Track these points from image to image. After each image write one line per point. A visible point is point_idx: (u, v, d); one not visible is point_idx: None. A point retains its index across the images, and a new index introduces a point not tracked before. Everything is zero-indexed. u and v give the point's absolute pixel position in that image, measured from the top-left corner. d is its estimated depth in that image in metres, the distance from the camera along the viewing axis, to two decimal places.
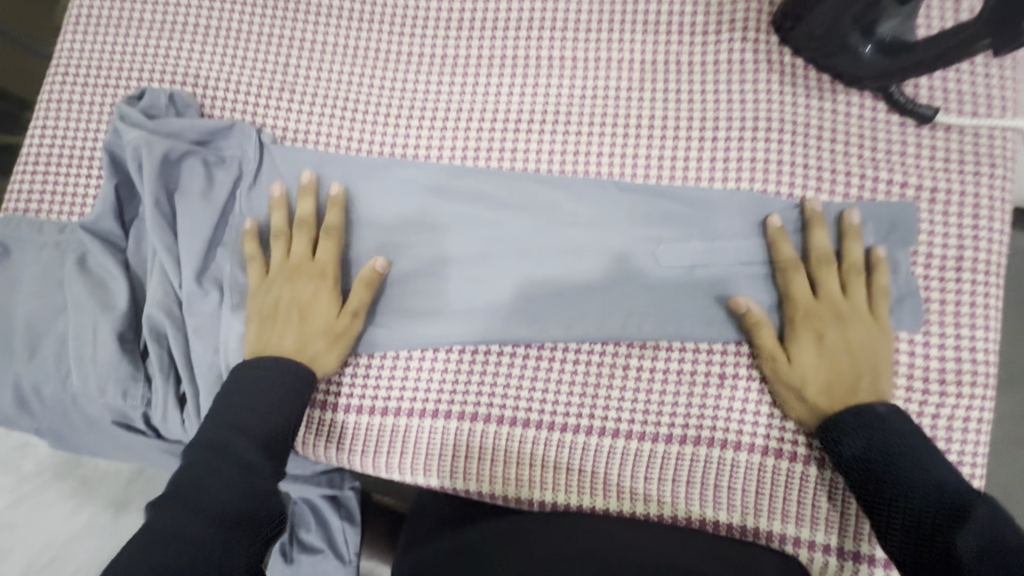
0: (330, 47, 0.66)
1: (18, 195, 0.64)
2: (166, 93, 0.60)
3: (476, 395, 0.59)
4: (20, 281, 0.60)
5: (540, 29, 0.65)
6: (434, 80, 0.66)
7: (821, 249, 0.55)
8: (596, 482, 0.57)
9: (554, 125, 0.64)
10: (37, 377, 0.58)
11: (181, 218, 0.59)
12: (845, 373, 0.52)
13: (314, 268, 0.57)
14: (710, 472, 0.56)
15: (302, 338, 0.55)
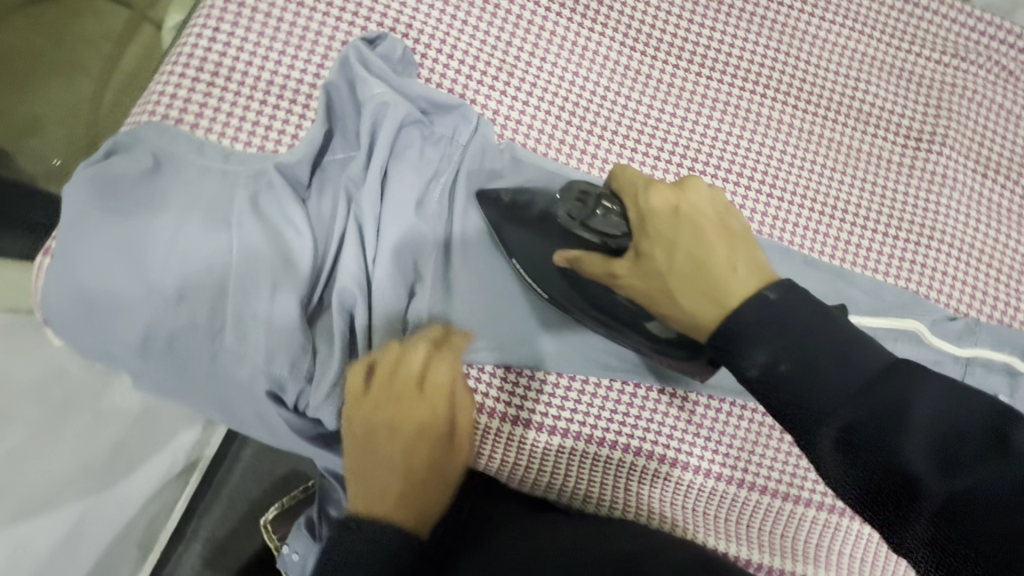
0: (556, 44, 0.64)
1: (177, 102, 0.55)
2: (404, 48, 0.58)
3: (643, 430, 0.59)
4: (166, 201, 0.50)
5: (761, 83, 0.67)
6: (654, 105, 0.65)
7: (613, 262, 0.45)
8: (733, 529, 0.61)
9: (756, 180, 0.65)
10: (177, 325, 0.49)
11: (387, 185, 0.56)
12: (702, 275, 0.40)
13: (423, 403, 0.42)
14: (828, 534, 0.62)
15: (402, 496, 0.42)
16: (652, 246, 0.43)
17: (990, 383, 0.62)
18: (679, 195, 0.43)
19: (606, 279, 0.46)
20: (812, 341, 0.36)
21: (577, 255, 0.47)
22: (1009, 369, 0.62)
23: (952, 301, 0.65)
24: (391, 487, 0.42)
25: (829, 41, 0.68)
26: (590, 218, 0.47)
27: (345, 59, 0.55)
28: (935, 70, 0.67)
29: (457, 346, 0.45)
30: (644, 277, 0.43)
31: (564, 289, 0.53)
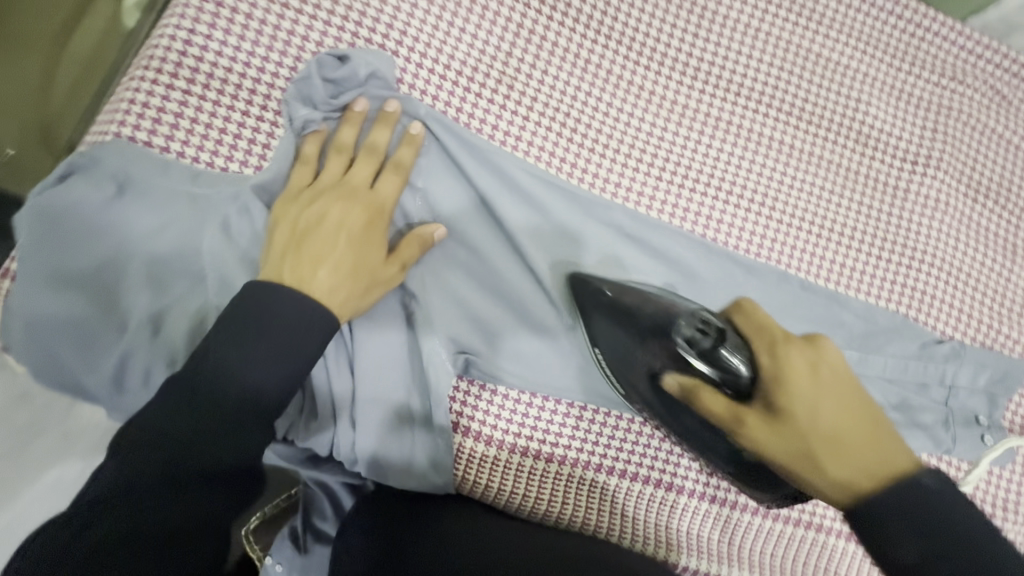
0: (557, 54, 0.61)
1: (153, 112, 0.52)
2: (371, 58, 0.55)
3: (640, 455, 0.58)
4: (135, 232, 0.50)
5: (765, 104, 0.64)
6: (658, 120, 0.62)
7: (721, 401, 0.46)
8: (735, 552, 0.60)
9: (757, 205, 0.63)
10: (153, 355, 0.50)
11: None
12: (854, 438, 0.41)
13: (362, 204, 0.51)
14: (832, 558, 0.61)
15: (327, 275, 0.48)
16: (790, 404, 0.43)
17: (971, 406, 0.65)
18: (812, 354, 0.45)
19: (726, 422, 0.46)
20: (911, 506, 0.37)
21: (693, 385, 0.47)
22: (990, 391, 0.66)
23: (939, 324, 0.66)
24: (329, 290, 0.47)
25: (834, 61, 0.65)
26: (689, 337, 0.50)
27: (301, 88, 0.54)
28: (934, 93, 0.66)
29: (386, 134, 0.54)
30: (793, 431, 0.43)
31: (638, 385, 0.54)
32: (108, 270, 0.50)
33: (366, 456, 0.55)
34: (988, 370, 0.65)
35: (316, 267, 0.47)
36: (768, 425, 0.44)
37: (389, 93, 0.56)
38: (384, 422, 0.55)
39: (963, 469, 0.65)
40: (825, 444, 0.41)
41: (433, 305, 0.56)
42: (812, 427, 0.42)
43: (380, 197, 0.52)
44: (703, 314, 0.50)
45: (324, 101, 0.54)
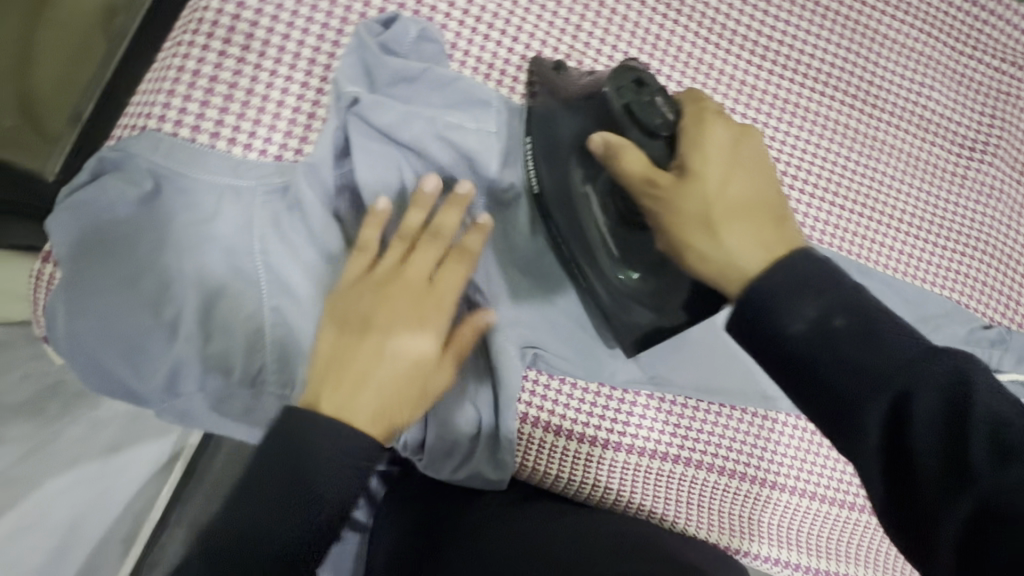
0: (627, 29, 0.58)
1: (205, 82, 0.46)
2: (421, 27, 0.49)
3: (705, 443, 0.58)
4: (179, 232, 0.44)
5: (829, 87, 0.63)
6: (726, 102, 0.60)
7: (643, 173, 0.41)
8: (791, 534, 0.61)
9: (821, 191, 0.62)
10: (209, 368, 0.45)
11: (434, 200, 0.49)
12: (760, 202, 0.39)
13: (423, 304, 0.41)
14: (881, 539, 0.62)
15: (386, 399, 0.38)
16: (707, 174, 0.39)
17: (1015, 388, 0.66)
18: (738, 139, 0.42)
19: (647, 196, 0.41)
20: (806, 274, 0.34)
21: (617, 142, 0.42)
22: None
23: (987, 310, 0.67)
24: (375, 414, 0.37)
25: (898, 42, 0.64)
26: (637, 105, 0.43)
27: (353, 56, 0.47)
28: (992, 78, 0.66)
29: (453, 220, 0.44)
30: (699, 197, 0.39)
31: (557, 220, 0.49)
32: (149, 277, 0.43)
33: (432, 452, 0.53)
34: None
35: (369, 390, 0.37)
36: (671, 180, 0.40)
37: (443, 61, 0.51)
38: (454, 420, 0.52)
39: None
40: (726, 206, 0.38)
41: (501, 296, 0.52)
42: (711, 190, 0.39)
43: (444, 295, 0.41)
44: (641, 74, 0.44)
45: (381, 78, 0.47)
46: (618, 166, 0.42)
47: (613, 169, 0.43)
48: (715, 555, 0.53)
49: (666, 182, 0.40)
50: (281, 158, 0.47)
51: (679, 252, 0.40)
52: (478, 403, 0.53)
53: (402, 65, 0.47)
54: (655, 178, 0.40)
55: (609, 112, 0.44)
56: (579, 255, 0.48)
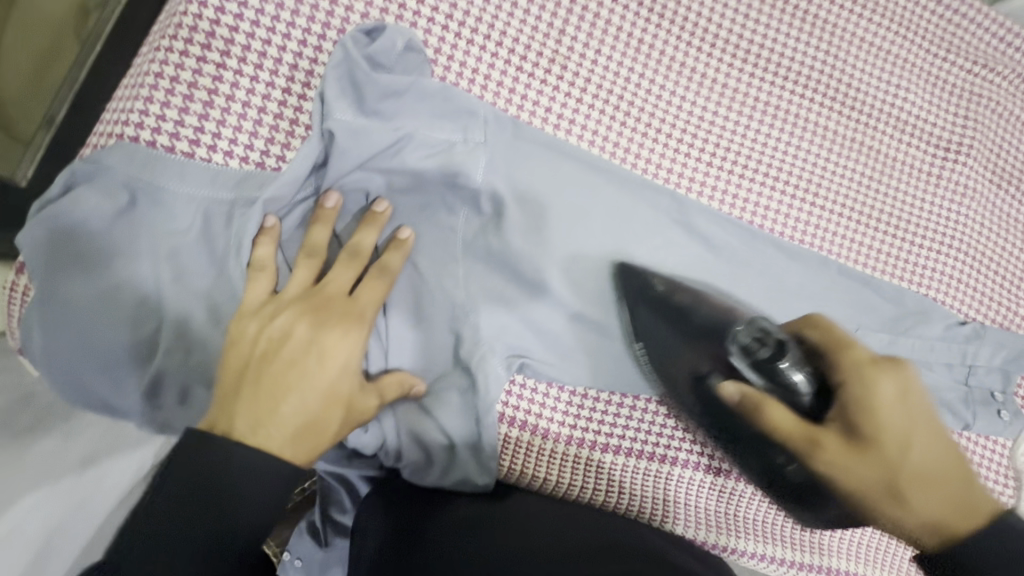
0: (610, 33, 0.58)
1: (186, 88, 0.45)
2: (410, 38, 0.46)
3: (692, 443, 0.58)
4: (156, 244, 0.43)
5: (809, 89, 0.64)
6: (707, 105, 0.61)
7: (782, 425, 0.45)
8: (774, 530, 0.62)
9: (802, 191, 0.63)
10: (188, 384, 0.43)
11: (416, 217, 0.49)
12: (948, 464, 0.44)
13: (338, 322, 0.41)
14: (863, 532, 0.63)
15: (308, 415, 0.38)
16: (881, 437, 0.44)
17: (987, 382, 0.67)
18: (898, 390, 0.45)
19: (791, 442, 0.46)
20: (1001, 544, 0.38)
21: (755, 394, 0.47)
22: (1006, 368, 0.68)
23: (962, 307, 0.69)
24: (301, 435, 0.37)
25: (874, 45, 0.65)
26: (763, 353, 0.48)
27: (337, 74, 0.44)
28: (963, 81, 0.68)
29: (370, 237, 0.45)
30: (873, 462, 0.44)
31: (691, 397, 0.53)
32: (126, 290, 0.42)
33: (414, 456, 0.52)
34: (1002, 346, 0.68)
35: (287, 409, 0.37)
36: (829, 435, 0.45)
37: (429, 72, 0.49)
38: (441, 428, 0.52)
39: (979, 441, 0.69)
40: (909, 477, 0.43)
41: (478, 293, 0.51)
42: (880, 440, 0.44)
43: (361, 310, 0.42)
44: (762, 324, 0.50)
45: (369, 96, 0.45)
46: (760, 416, 0.46)
47: (749, 417, 0.48)
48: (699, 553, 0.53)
49: (829, 437, 0.45)
50: (263, 165, 0.46)
51: (844, 495, 0.45)
52: (447, 398, 0.52)
53: (390, 82, 0.45)
54: (797, 431, 0.45)
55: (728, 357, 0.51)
56: (675, 403, 0.54)
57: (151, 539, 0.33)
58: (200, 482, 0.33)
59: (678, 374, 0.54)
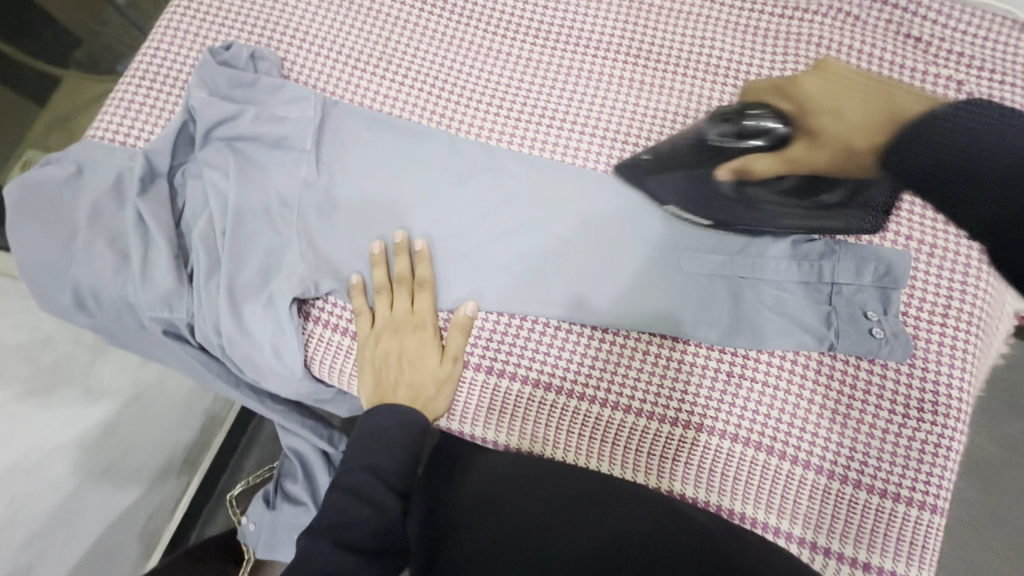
0: (429, 32, 0.74)
1: (117, 101, 0.69)
2: (252, 50, 0.67)
3: (508, 356, 0.63)
4: (87, 196, 0.64)
5: (612, 52, 0.73)
6: (515, 76, 0.72)
7: (788, 155, 0.52)
8: (634, 458, 0.61)
9: (615, 133, 0.70)
10: (96, 284, 0.62)
11: (257, 171, 0.65)
12: (882, 86, 0.48)
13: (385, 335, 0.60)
14: (732, 463, 0.59)
15: (413, 384, 0.58)
16: (822, 114, 0.49)
17: (859, 301, 0.62)
18: (824, 75, 0.54)
19: (791, 169, 0.52)
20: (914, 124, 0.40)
21: (739, 164, 0.56)
22: (881, 287, 0.61)
23: None
24: (412, 396, 0.57)
25: (675, 9, 0.74)
26: (729, 130, 0.58)
27: (199, 70, 0.65)
28: (779, 23, 0.73)
29: (355, 286, 0.62)
30: (835, 122, 0.47)
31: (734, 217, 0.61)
32: (65, 224, 0.63)
33: (243, 362, 0.62)
34: (871, 263, 0.62)
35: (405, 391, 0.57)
36: (766, 160, 0.54)
37: (273, 71, 0.68)
38: (267, 337, 0.61)
39: (858, 365, 0.61)
40: (843, 113, 0.47)
41: (311, 221, 0.64)
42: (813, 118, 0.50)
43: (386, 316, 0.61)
44: (724, 114, 0.60)
45: (218, 85, 0.65)
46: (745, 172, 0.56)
47: (754, 184, 0.56)
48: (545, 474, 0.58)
49: (830, 125, 0.48)
50: None
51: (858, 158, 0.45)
52: (275, 305, 0.61)
53: (235, 75, 0.65)
54: (796, 159, 0.52)
55: (711, 146, 0.60)
56: (729, 213, 0.61)
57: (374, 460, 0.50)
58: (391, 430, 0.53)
59: (738, 218, 0.61)
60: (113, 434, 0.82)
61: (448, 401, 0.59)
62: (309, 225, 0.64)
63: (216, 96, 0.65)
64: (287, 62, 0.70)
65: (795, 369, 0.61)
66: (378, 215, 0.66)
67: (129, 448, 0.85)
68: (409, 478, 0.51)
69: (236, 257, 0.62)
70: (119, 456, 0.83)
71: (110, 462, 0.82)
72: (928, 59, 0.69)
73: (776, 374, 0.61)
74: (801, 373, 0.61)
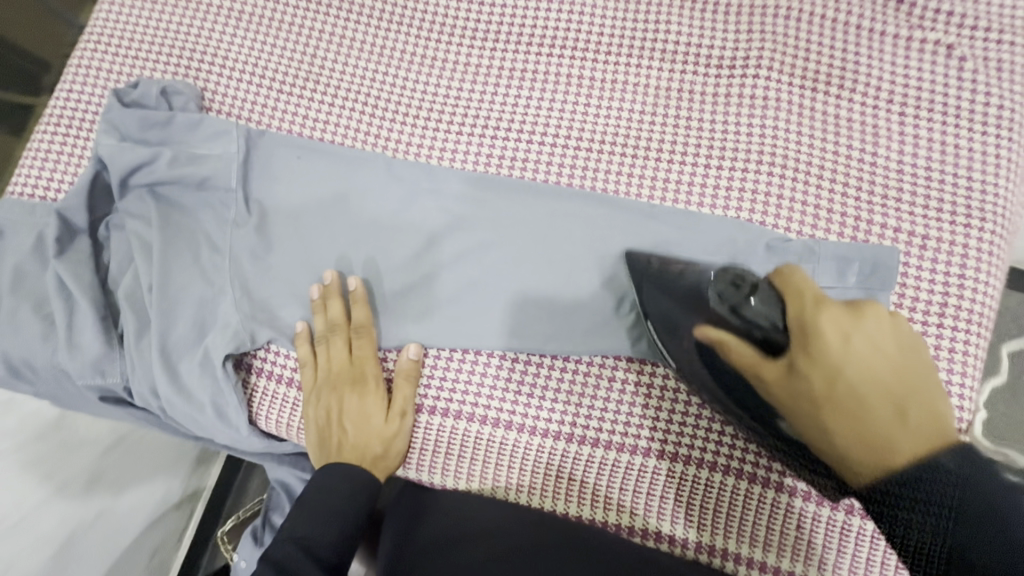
0: (358, 44, 0.68)
1: (32, 152, 0.65)
2: (161, 85, 0.62)
3: (462, 394, 0.59)
4: (6, 260, 0.60)
5: (559, 46, 0.67)
6: (455, 83, 0.66)
7: (747, 360, 0.47)
8: (607, 498, 0.56)
9: (565, 138, 0.64)
10: (24, 355, 0.58)
11: (182, 216, 0.61)
12: (903, 360, 0.42)
13: (331, 390, 0.57)
14: (710, 494, 0.55)
15: (359, 445, 0.55)
16: (807, 347, 0.44)
17: None
18: (853, 312, 0.44)
19: (752, 376, 0.47)
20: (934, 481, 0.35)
21: (722, 338, 0.48)
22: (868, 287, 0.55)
23: (795, 223, 0.59)
24: (358, 457, 0.55)
25: None
26: (743, 308, 0.48)
27: (109, 116, 0.61)
28: None
29: (302, 333, 0.59)
30: (805, 375, 0.43)
31: (695, 369, 0.52)
32: None
33: (184, 422, 0.59)
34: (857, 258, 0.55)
35: (352, 453, 0.55)
36: (748, 351, 0.47)
37: (191, 106, 0.63)
38: (206, 395, 0.57)
39: None
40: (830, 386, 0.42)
41: (244, 264, 0.60)
42: (810, 330, 0.44)
43: (334, 367, 0.57)
44: (735, 274, 0.50)
45: (129, 129, 0.61)
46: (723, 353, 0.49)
47: (719, 362, 0.50)
48: (508, 521, 0.54)
49: (770, 362, 0.45)
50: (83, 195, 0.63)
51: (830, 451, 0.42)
52: (211, 361, 0.58)
53: (146, 115, 0.61)
54: (756, 371, 0.46)
55: (707, 306, 0.51)
56: (684, 362, 0.53)
57: (312, 523, 0.50)
58: (334, 495, 0.52)
59: (695, 363, 0.52)
60: (97, 481, 0.76)
61: (400, 457, 0.57)
62: (241, 271, 0.60)
63: (128, 141, 0.61)
64: (208, 93, 0.66)
65: None
66: (315, 253, 0.61)
67: (122, 491, 0.79)
68: (346, 547, 0.51)
69: (165, 312, 0.58)
70: (110, 500, 0.77)
71: (101, 508, 0.76)
72: (913, 22, 0.61)
73: None
74: None
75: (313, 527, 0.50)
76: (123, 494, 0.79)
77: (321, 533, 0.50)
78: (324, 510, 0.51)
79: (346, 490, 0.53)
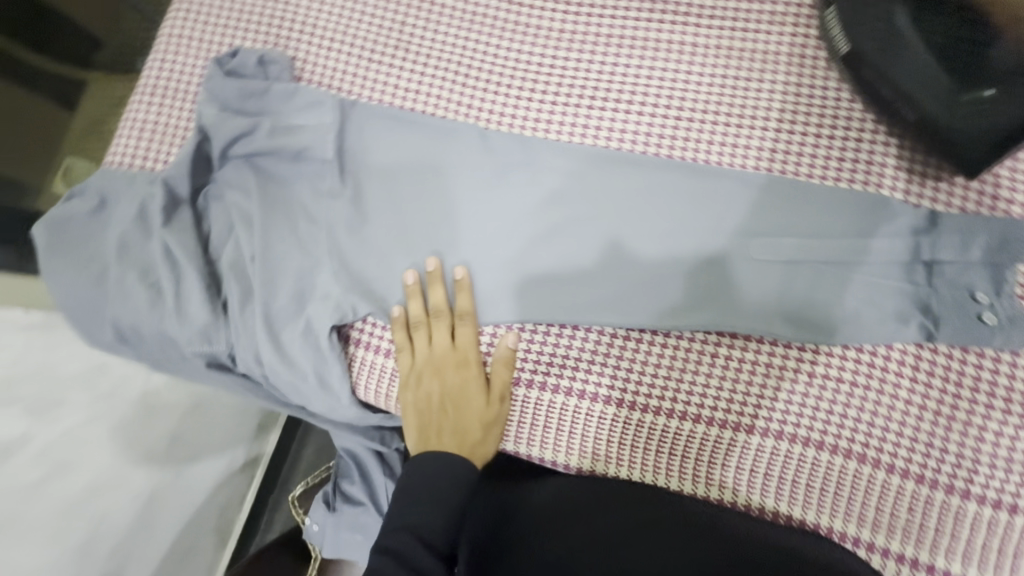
0: (448, 10, 0.66)
1: (130, 122, 0.66)
2: (257, 53, 0.62)
3: (559, 368, 0.58)
4: (112, 228, 0.61)
5: (659, 9, 0.64)
6: (549, 50, 0.64)
7: None
8: (709, 474, 0.56)
9: (664, 107, 0.62)
10: (131, 321, 0.60)
11: (280, 187, 0.62)
12: None
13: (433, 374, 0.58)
14: (818, 474, 0.54)
15: (461, 429, 0.56)
16: None
17: (965, 281, 0.54)
18: None
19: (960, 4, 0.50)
20: None
21: None
22: (995, 263, 0.53)
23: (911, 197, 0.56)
24: (459, 442, 0.56)
25: None
26: None
27: (209, 85, 0.61)
28: None
29: (399, 318, 0.59)
30: None
31: (868, 44, 0.54)
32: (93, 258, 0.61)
33: (286, 389, 0.60)
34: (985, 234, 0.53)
35: (454, 437, 0.56)
36: None
37: (285, 76, 0.63)
38: (307, 363, 0.58)
39: (964, 358, 0.53)
40: None
41: (341, 236, 0.60)
42: None
43: (435, 352, 0.58)
44: None
45: (228, 99, 0.61)
46: None
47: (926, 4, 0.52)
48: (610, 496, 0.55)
49: None
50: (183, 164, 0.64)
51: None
52: (313, 330, 0.58)
53: (244, 85, 0.61)
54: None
55: None
56: (869, 49, 0.54)
57: (418, 506, 0.52)
58: (435, 479, 0.53)
59: (889, 25, 0.53)
60: (177, 443, 0.79)
61: (497, 441, 0.58)
62: (339, 242, 0.60)
63: (227, 110, 0.61)
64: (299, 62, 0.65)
65: (888, 366, 0.54)
66: (411, 224, 0.61)
67: (197, 454, 0.82)
68: (455, 528, 0.52)
69: (267, 281, 0.59)
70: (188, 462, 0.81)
71: (180, 470, 0.79)
72: None
73: (866, 373, 0.54)
74: (898, 372, 0.54)
75: (419, 510, 0.52)
76: (200, 457, 0.83)
77: (428, 518, 0.51)
78: (428, 493, 0.53)
79: (446, 474, 0.53)
